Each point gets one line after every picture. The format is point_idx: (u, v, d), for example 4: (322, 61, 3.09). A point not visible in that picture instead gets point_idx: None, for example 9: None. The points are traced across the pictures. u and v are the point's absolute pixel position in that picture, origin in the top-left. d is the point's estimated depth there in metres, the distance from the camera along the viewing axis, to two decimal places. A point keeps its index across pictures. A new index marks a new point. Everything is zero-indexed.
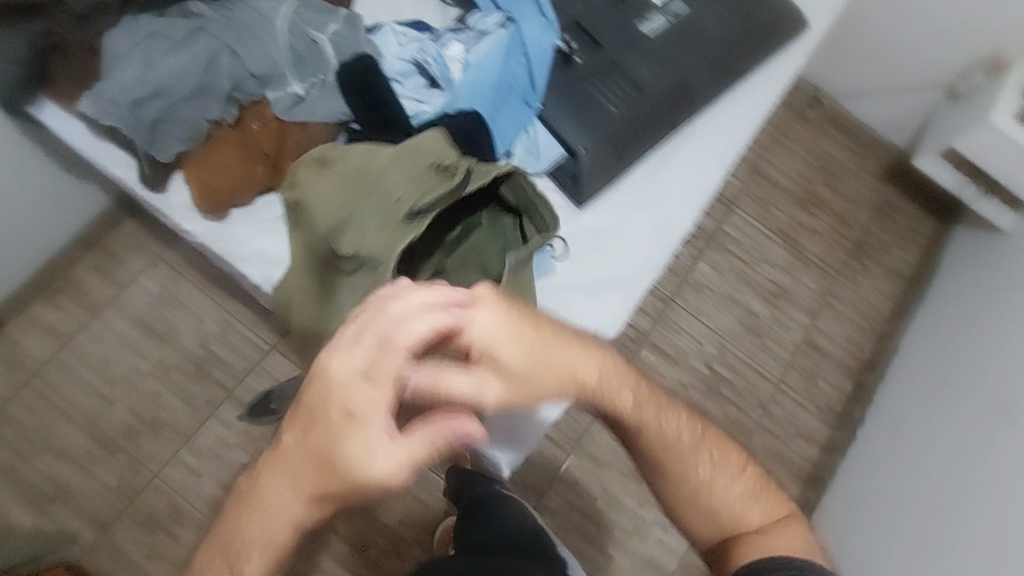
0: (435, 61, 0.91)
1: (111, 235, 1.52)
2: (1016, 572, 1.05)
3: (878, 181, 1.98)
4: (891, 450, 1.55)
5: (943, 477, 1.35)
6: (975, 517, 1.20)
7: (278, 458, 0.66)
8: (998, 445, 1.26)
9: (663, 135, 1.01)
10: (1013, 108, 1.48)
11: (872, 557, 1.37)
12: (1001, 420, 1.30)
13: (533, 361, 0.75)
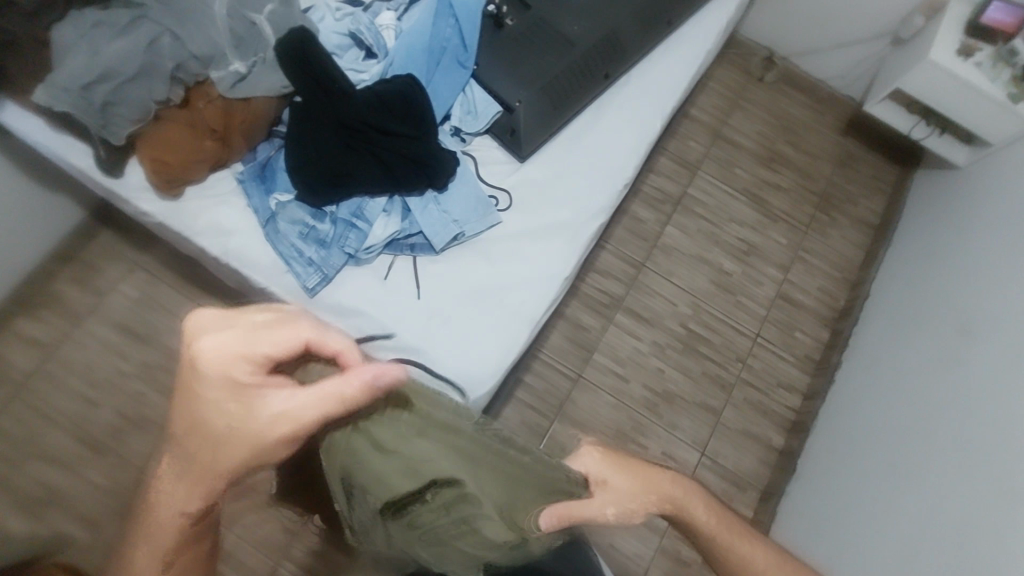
0: (368, 30, 0.96)
1: (89, 246, 1.57)
2: (987, 471, 1.11)
3: (837, 135, 2.01)
4: (862, 385, 1.60)
5: (910, 399, 1.42)
6: (943, 428, 1.27)
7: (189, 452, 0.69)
8: (961, 362, 1.34)
9: (598, 87, 1.05)
10: (953, 46, 1.53)
11: (848, 483, 1.43)
12: (963, 340, 1.37)
13: (621, 472, 0.79)
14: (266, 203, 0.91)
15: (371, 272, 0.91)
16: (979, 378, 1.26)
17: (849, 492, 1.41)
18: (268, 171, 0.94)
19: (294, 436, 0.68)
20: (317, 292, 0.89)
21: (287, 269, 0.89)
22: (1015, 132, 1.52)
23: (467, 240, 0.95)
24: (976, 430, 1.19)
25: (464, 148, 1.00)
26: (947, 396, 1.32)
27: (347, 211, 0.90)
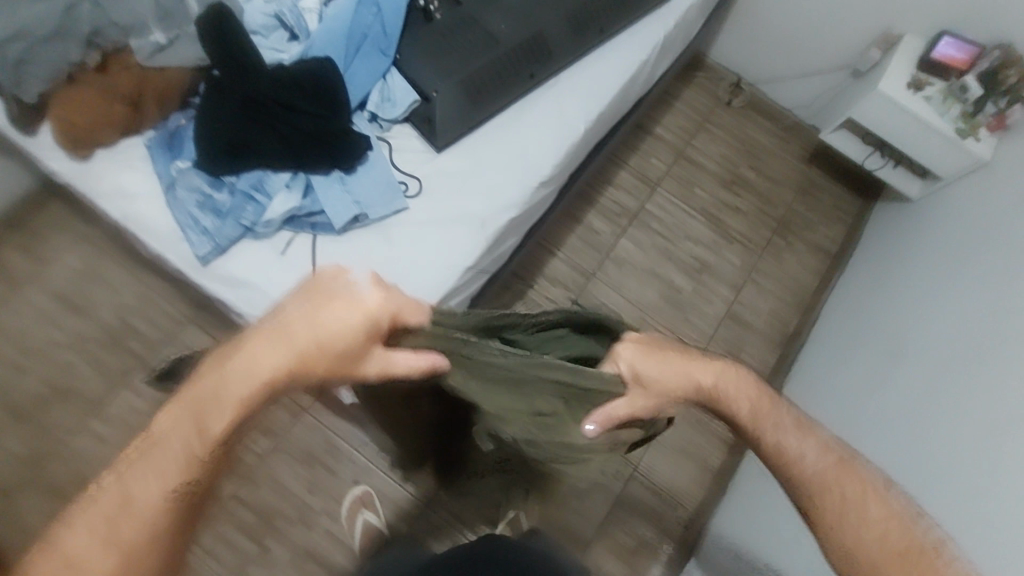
0: (292, 13, 0.98)
1: (34, 216, 1.58)
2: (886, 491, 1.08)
3: (802, 162, 2.00)
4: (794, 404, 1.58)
5: (833, 418, 1.39)
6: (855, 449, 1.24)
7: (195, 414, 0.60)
8: (883, 386, 1.32)
9: (522, 85, 1.07)
10: (901, 79, 1.54)
11: (762, 502, 1.40)
12: (889, 364, 1.36)
13: (658, 359, 0.78)
14: (168, 169, 0.92)
15: (268, 246, 0.92)
16: (900, 392, 1.25)
17: (766, 494, 1.39)
18: (177, 139, 0.95)
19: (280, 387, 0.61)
20: (210, 261, 0.90)
21: (183, 236, 0.90)
22: (962, 167, 1.53)
23: (370, 222, 0.95)
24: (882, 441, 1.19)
25: (382, 134, 1.01)
26: (866, 409, 1.31)
27: (248, 184, 0.91)
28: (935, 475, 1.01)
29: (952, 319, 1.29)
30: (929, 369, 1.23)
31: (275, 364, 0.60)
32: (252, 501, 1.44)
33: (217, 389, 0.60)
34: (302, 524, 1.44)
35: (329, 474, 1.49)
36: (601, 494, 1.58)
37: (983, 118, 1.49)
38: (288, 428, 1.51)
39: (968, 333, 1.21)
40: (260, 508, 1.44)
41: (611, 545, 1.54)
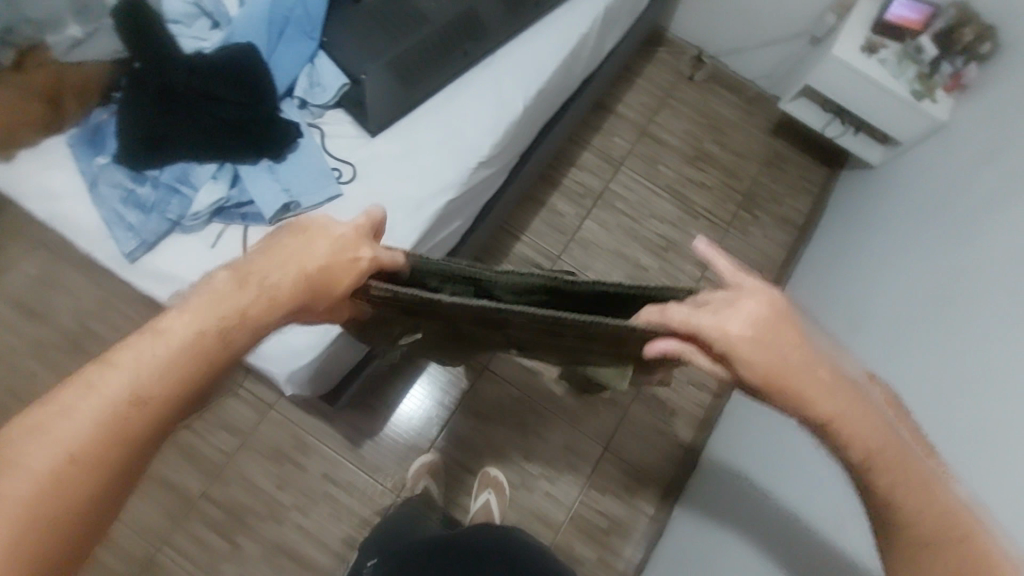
0: (212, 0, 0.96)
1: None
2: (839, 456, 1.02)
3: (767, 134, 1.98)
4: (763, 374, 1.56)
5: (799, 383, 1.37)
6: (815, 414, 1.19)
7: (167, 358, 0.42)
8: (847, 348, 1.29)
9: (456, 64, 1.05)
10: (858, 43, 1.52)
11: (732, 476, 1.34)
12: (852, 327, 1.34)
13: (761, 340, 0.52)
14: (91, 166, 0.91)
15: (198, 239, 0.90)
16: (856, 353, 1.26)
17: (735, 464, 1.36)
18: (100, 135, 0.93)
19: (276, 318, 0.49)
20: (138, 257, 0.88)
21: (110, 234, 0.88)
22: (920, 130, 1.51)
23: (302, 210, 0.94)
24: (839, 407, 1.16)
25: (314, 121, 1.00)
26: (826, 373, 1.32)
27: (173, 177, 0.90)
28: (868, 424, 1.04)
29: (906, 280, 1.29)
30: (890, 326, 1.21)
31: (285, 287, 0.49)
32: (220, 500, 1.44)
33: (164, 342, 0.42)
34: (271, 520, 1.44)
35: (297, 470, 1.49)
36: (572, 476, 1.58)
37: (940, 78, 1.47)
38: (254, 426, 1.50)
39: (929, 287, 1.18)
40: (228, 507, 1.43)
41: (584, 526, 1.55)
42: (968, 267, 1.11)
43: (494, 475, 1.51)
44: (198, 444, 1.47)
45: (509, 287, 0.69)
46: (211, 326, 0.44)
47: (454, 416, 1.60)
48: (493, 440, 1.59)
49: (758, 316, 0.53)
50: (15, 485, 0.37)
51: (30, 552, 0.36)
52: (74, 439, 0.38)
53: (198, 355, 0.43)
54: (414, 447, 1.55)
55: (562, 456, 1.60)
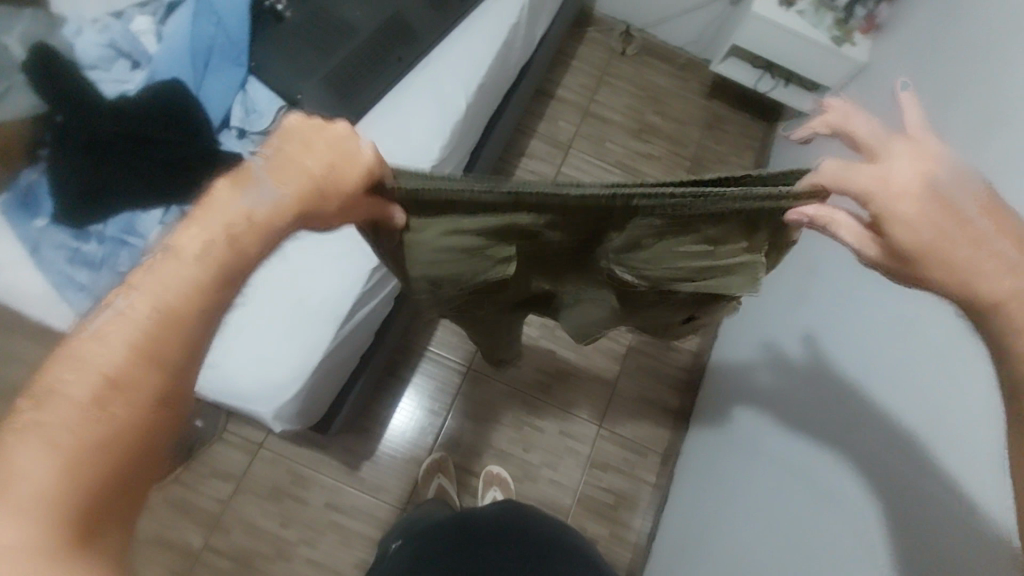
0: (126, 40, 0.92)
1: None
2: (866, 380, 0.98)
3: (703, 98, 2.03)
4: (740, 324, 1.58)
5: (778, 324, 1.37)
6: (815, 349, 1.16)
7: (174, 269, 0.41)
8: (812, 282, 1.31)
9: (391, 71, 1.04)
10: None
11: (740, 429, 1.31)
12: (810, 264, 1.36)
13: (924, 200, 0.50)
14: (28, 231, 0.85)
15: None
16: (807, 305, 1.29)
17: (740, 415, 1.33)
18: (33, 198, 0.87)
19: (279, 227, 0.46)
20: None
21: (62, 298, 0.83)
22: (845, 74, 1.58)
23: None
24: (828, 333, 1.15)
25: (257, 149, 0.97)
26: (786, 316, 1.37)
27: (118, 228, 0.86)
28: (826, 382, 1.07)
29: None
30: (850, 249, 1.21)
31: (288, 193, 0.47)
32: (223, 549, 1.40)
33: (181, 263, 0.41)
34: (280, 559, 1.41)
35: (298, 504, 1.46)
36: (572, 458, 1.60)
37: (855, 22, 1.54)
38: (246, 467, 1.47)
39: None
40: (234, 554, 1.40)
41: (591, 505, 1.57)
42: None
43: (496, 471, 1.53)
44: (192, 496, 1.43)
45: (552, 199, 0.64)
46: (222, 237, 0.43)
47: (447, 421, 1.59)
48: (489, 439, 1.59)
49: (929, 171, 0.51)
50: (49, 420, 0.35)
51: (64, 472, 0.35)
52: (112, 350, 0.38)
53: (217, 265, 0.42)
54: (412, 460, 1.54)
55: (560, 441, 1.62)
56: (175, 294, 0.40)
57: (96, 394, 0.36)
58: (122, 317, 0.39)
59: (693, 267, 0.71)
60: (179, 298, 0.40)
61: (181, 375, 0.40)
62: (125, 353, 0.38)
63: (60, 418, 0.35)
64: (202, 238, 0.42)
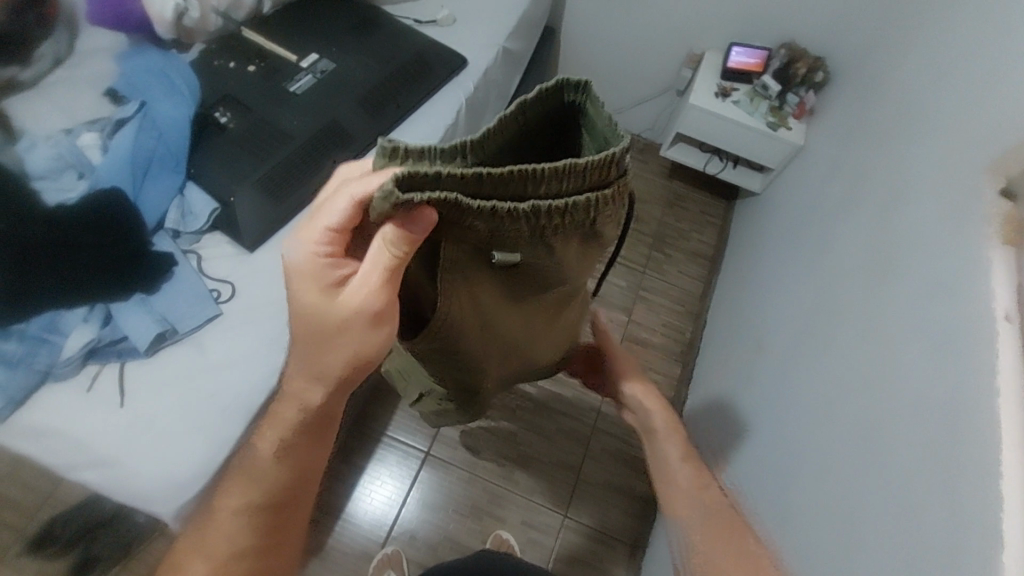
0: (73, 154, 1.00)
1: None
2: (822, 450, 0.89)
3: (664, 179, 2.07)
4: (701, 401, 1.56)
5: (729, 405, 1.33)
6: (764, 422, 1.12)
7: (253, 464, 0.64)
8: (757, 356, 1.30)
9: (324, 171, 1.11)
10: (709, 89, 1.66)
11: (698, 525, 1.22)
12: (752, 346, 1.35)
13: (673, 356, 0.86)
14: None
15: (72, 386, 0.88)
16: (751, 391, 1.24)
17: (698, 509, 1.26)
18: None
19: (302, 423, 0.63)
20: (7, 415, 0.85)
21: None
22: (784, 155, 1.64)
23: (181, 336, 0.94)
24: (773, 414, 1.10)
25: (190, 247, 1.02)
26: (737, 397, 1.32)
27: (39, 325, 0.88)
28: (762, 480, 1.03)
29: (786, 292, 1.32)
30: (786, 330, 1.22)
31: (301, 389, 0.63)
32: None
33: (258, 465, 0.64)
34: None
35: None
36: (536, 551, 1.50)
37: (787, 109, 1.61)
38: None
39: (814, 284, 1.19)
40: None
41: None
42: (825, 284, 1.13)
43: (504, 535, 1.47)
44: None
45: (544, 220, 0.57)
46: (285, 434, 0.63)
47: (402, 509, 1.51)
48: (446, 529, 1.50)
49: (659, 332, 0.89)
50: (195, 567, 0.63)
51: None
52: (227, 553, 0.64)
53: (274, 473, 0.64)
54: (363, 553, 1.44)
55: (521, 532, 1.52)
56: (287, 470, 0.64)
57: (274, 535, 0.65)
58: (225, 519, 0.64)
59: (532, 343, 0.83)
60: (257, 499, 0.64)
61: (214, 536, 0.64)
62: (267, 529, 0.64)
63: (216, 568, 0.62)
64: (272, 441, 0.64)
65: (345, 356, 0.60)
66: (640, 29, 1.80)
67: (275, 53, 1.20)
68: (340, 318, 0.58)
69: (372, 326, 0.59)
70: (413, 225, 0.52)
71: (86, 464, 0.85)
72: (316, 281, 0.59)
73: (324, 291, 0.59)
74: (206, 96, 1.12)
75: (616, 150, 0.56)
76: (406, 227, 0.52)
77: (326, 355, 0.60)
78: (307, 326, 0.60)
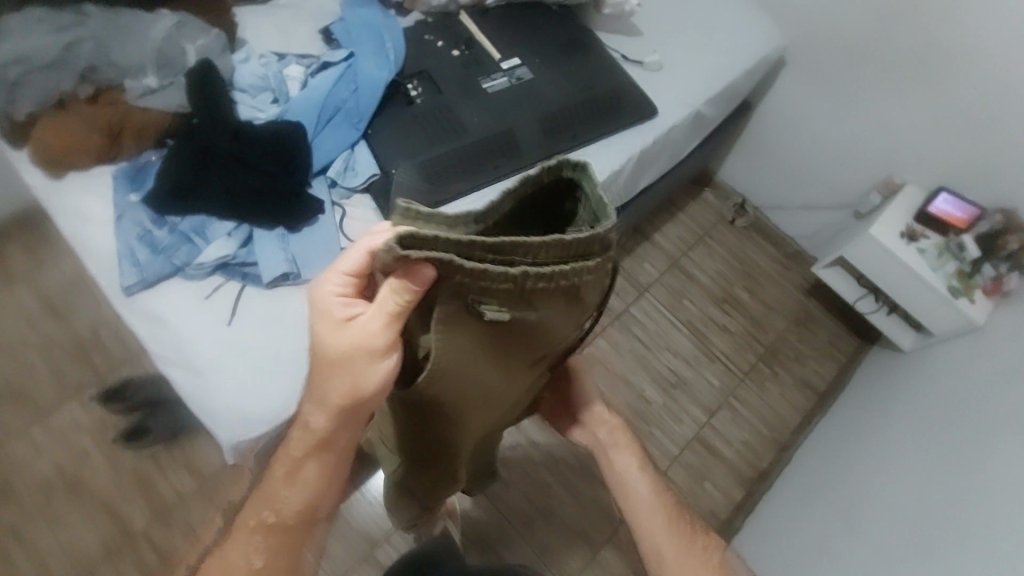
0: (277, 79, 1.05)
1: None
2: None
3: (800, 292, 1.90)
4: (762, 549, 1.40)
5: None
6: None
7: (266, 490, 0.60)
8: (866, 554, 1.15)
9: (483, 175, 1.09)
10: (898, 226, 1.49)
11: None
12: (856, 538, 1.21)
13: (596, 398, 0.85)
14: (123, 200, 0.95)
15: (195, 288, 0.92)
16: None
17: None
18: (141, 174, 0.98)
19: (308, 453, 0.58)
20: (135, 292, 0.91)
21: (117, 265, 0.92)
22: (954, 328, 1.43)
23: (301, 282, 0.96)
24: None
25: (339, 200, 1.04)
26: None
27: (190, 225, 0.94)
28: None
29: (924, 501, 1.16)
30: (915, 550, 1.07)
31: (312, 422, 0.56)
32: (159, 543, 1.36)
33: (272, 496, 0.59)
34: None
35: None
36: None
37: (979, 280, 1.41)
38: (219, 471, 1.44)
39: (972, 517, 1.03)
40: (164, 554, 1.35)
41: None
42: None
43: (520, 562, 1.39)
44: (159, 480, 1.41)
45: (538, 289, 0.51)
46: (295, 460, 0.58)
47: None
48: None
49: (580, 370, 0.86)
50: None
51: None
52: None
53: (287, 502, 0.58)
54: (365, 533, 1.43)
55: None
56: (291, 499, 0.58)
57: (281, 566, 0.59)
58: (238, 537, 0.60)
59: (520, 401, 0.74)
60: (266, 528, 0.59)
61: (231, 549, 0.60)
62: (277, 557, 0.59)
63: None
64: (282, 471, 0.59)
65: (345, 392, 0.54)
66: (840, 135, 1.65)
67: (482, 47, 1.21)
68: (343, 357, 0.52)
69: (378, 366, 0.53)
70: (416, 280, 0.47)
71: (179, 366, 0.89)
72: (329, 314, 0.53)
73: (335, 328, 0.53)
74: (407, 67, 1.14)
75: (606, 229, 0.51)
76: (408, 278, 0.46)
77: (341, 393, 0.54)
78: (316, 361, 0.55)
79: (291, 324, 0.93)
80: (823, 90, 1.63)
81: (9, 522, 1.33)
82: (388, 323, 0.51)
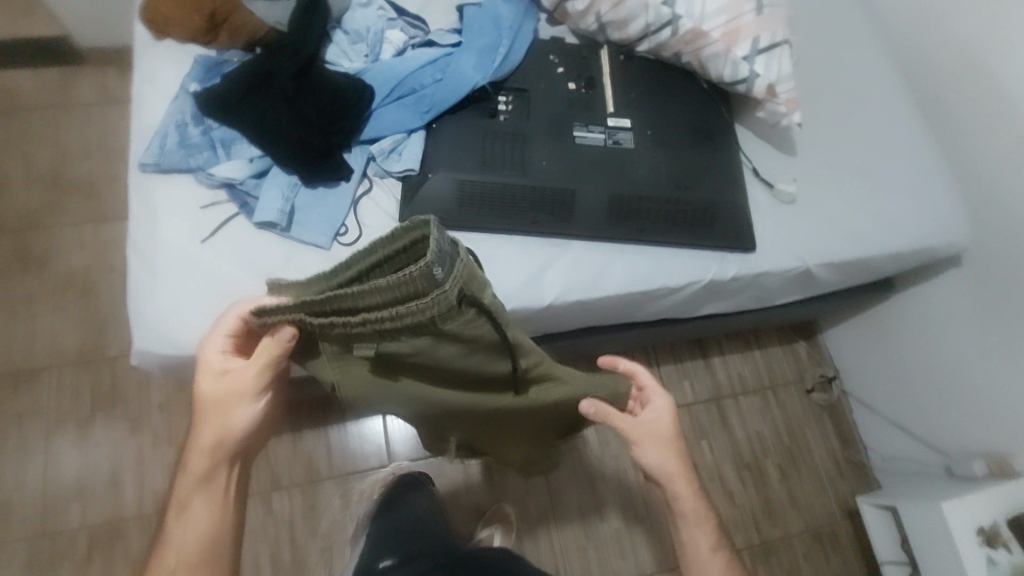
0: (375, 35, 1.02)
1: None
2: None
3: (838, 507, 1.58)
4: None
5: None
6: None
7: (179, 510, 0.74)
8: None
9: (518, 223, 0.99)
10: (983, 516, 1.14)
11: None
12: None
13: (655, 395, 0.88)
14: (187, 84, 0.97)
15: (197, 193, 0.93)
16: None
17: None
18: (217, 69, 1.00)
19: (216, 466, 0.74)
20: (148, 172, 0.93)
21: (150, 138, 0.95)
22: None
23: (286, 235, 0.93)
24: None
25: (370, 177, 1.00)
26: None
27: (222, 136, 0.94)
28: None
29: None
30: None
31: (212, 441, 0.73)
32: (118, 374, 1.47)
33: (186, 517, 0.74)
34: (128, 422, 1.43)
35: (183, 402, 1.46)
36: None
37: None
38: None
39: None
40: (115, 385, 1.45)
41: None
42: None
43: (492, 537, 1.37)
44: None
45: (396, 331, 0.64)
46: (202, 476, 0.74)
47: (327, 480, 1.43)
48: (333, 533, 1.39)
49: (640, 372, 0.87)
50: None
51: None
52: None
53: (209, 513, 0.74)
54: (271, 471, 1.42)
55: None
56: (207, 511, 0.74)
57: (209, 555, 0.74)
58: (193, 507, 0.74)
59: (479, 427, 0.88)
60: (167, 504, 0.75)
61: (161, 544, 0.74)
62: (226, 525, 0.75)
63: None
64: (195, 492, 0.74)
65: (220, 424, 0.73)
66: (971, 377, 1.30)
67: (601, 94, 1.07)
68: (219, 402, 0.72)
69: (244, 408, 0.73)
70: (279, 336, 0.67)
71: (141, 254, 0.90)
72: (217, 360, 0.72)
73: (218, 373, 0.72)
74: (510, 78, 1.04)
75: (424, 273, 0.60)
76: (274, 336, 0.67)
77: (227, 425, 0.73)
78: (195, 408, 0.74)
79: (253, 271, 0.91)
80: (983, 325, 1.24)
81: (32, 289, 1.50)
82: (253, 374, 0.71)
